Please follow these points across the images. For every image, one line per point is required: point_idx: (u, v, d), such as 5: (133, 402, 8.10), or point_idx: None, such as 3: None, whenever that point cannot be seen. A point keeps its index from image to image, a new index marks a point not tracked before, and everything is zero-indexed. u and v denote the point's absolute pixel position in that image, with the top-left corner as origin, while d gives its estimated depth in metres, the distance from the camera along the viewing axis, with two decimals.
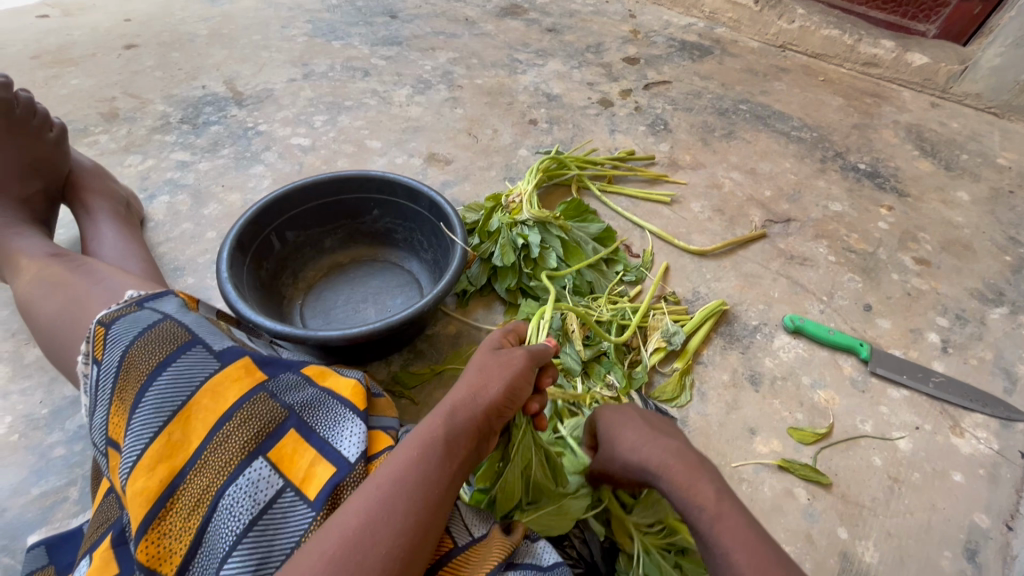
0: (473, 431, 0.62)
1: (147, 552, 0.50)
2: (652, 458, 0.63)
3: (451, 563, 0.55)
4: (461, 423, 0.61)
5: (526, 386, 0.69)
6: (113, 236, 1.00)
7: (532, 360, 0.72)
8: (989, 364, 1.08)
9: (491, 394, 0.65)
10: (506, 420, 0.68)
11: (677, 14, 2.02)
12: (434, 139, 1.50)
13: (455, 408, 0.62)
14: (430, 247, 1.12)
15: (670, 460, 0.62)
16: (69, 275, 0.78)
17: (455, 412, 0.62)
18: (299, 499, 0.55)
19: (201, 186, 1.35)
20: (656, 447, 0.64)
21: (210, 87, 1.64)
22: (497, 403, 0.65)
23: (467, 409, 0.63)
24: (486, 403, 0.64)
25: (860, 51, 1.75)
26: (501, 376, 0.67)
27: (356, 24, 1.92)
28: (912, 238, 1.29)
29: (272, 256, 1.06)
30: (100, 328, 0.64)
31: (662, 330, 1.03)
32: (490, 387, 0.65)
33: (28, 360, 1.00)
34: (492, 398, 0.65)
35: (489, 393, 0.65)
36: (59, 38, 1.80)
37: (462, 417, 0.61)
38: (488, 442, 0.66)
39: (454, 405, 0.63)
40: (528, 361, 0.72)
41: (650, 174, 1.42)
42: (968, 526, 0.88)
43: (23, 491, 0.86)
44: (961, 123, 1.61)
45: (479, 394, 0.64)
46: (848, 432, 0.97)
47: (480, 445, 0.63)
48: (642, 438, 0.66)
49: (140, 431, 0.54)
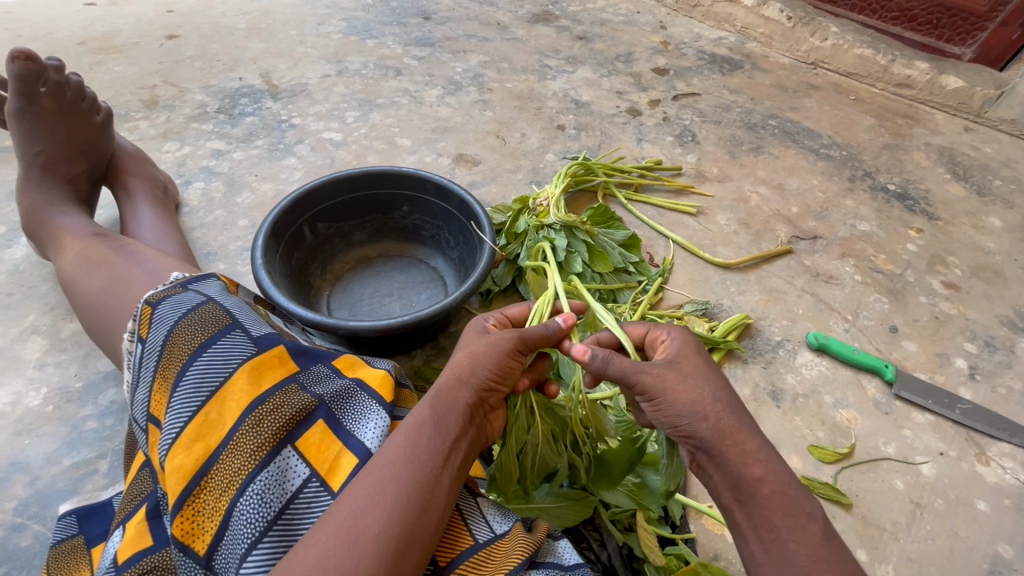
0: (463, 410, 0.59)
1: (182, 527, 0.52)
2: (746, 445, 0.54)
3: (474, 557, 0.56)
4: (448, 404, 0.59)
5: (519, 364, 0.64)
6: (151, 218, 1.03)
7: (524, 343, 0.64)
8: (1018, 394, 1.06)
9: (477, 372, 0.61)
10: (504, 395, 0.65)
11: (709, 27, 2.02)
12: (463, 139, 1.52)
13: (438, 390, 0.60)
14: (456, 245, 1.13)
15: (766, 474, 0.53)
16: (112, 255, 0.80)
17: (438, 394, 0.59)
18: (324, 490, 0.55)
19: (235, 175, 1.39)
20: (753, 454, 0.53)
21: (247, 79, 1.68)
22: (486, 380, 0.61)
23: (454, 389, 0.60)
24: (472, 381, 0.61)
25: (893, 72, 1.74)
26: (488, 356, 0.62)
27: (390, 24, 1.95)
28: (941, 261, 1.28)
29: (303, 247, 1.08)
30: (147, 307, 0.66)
31: None
32: (476, 366, 0.61)
33: (64, 334, 1.03)
34: (479, 376, 0.61)
35: (474, 373, 0.61)
36: (105, 26, 1.85)
37: (447, 397, 0.59)
38: (486, 419, 0.64)
39: (441, 386, 0.61)
40: (519, 344, 0.63)
41: (676, 185, 1.42)
42: (991, 556, 0.86)
43: (55, 460, 0.88)
44: (995, 149, 1.59)
45: (465, 374, 0.61)
46: (870, 453, 0.96)
47: (477, 422, 0.61)
48: (731, 407, 0.56)
49: (181, 409, 0.56)
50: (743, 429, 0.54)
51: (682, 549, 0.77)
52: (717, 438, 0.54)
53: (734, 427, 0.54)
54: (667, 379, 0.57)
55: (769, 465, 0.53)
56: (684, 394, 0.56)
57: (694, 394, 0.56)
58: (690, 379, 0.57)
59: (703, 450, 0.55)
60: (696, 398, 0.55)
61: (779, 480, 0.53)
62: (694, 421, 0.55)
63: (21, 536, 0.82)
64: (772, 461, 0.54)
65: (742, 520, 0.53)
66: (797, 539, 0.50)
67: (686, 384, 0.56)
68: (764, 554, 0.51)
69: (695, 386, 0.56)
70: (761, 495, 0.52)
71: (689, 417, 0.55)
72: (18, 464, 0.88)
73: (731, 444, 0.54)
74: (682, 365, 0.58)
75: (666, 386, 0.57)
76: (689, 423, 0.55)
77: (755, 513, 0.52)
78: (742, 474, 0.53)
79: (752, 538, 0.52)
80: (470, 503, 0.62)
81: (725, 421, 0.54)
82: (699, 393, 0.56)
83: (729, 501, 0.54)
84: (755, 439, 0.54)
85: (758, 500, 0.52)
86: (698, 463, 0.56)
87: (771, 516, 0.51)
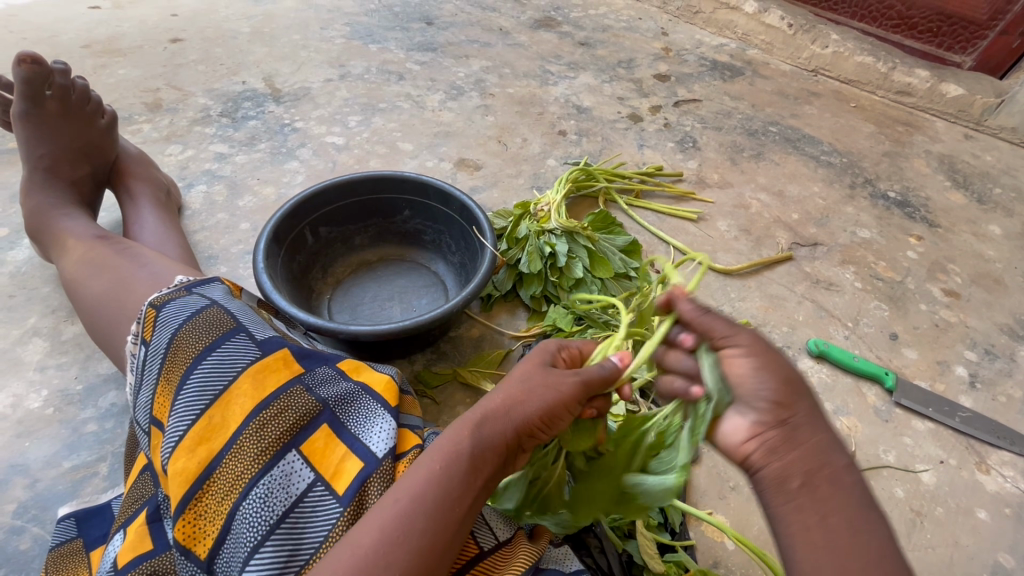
0: (501, 446, 0.56)
1: (184, 531, 0.52)
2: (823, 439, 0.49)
3: (481, 563, 0.57)
4: (487, 437, 0.55)
5: (571, 413, 0.58)
6: (154, 221, 1.03)
7: (585, 390, 0.57)
8: (1019, 402, 1.06)
9: (527, 410, 0.56)
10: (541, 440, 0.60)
11: (710, 33, 2.03)
12: (465, 144, 1.52)
13: (483, 419, 0.56)
14: (458, 250, 1.13)
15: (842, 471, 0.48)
16: (115, 258, 0.81)
17: (481, 426, 0.55)
18: (327, 494, 0.55)
19: (238, 178, 1.39)
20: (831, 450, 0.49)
21: (250, 83, 1.69)
22: (533, 421, 0.56)
23: (497, 420, 0.56)
24: (520, 419, 0.56)
25: (894, 79, 1.74)
26: (543, 396, 0.56)
27: (392, 29, 1.96)
28: (941, 268, 1.28)
29: (305, 250, 1.08)
30: (150, 309, 0.66)
31: None
32: (529, 403, 0.56)
33: (65, 337, 1.03)
34: (528, 413, 0.56)
35: (524, 410, 0.56)
36: (109, 29, 1.86)
37: (489, 430, 0.56)
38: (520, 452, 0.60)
39: (483, 413, 0.57)
40: (581, 391, 0.57)
41: (677, 191, 1.42)
42: (991, 565, 0.86)
43: (55, 463, 0.88)
44: (995, 157, 1.60)
45: (514, 409, 0.56)
46: (870, 461, 0.96)
47: (511, 457, 0.58)
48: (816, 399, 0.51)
49: (183, 414, 0.56)
50: (822, 419, 0.50)
51: (682, 561, 0.76)
52: (813, 417, 0.50)
53: (816, 413, 0.50)
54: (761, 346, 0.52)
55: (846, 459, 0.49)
56: (779, 365, 0.51)
57: (780, 367, 0.51)
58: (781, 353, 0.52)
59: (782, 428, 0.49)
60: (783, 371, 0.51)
61: (852, 478, 0.49)
62: (774, 391, 0.50)
63: (19, 539, 0.82)
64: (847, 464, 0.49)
65: (806, 509, 0.47)
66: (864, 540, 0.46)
67: (775, 354, 0.52)
68: (825, 544, 0.46)
69: (786, 363, 0.52)
70: (827, 478, 0.48)
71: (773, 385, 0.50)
72: (18, 467, 0.88)
73: (809, 431, 0.49)
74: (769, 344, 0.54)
75: (759, 350, 0.51)
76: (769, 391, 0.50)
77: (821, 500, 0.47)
78: (815, 454, 0.49)
79: (816, 529, 0.47)
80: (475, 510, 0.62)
81: (807, 406, 0.50)
82: (787, 370, 0.51)
83: (797, 486, 0.48)
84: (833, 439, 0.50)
85: (822, 482, 0.48)
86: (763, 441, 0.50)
87: (833, 502, 0.47)
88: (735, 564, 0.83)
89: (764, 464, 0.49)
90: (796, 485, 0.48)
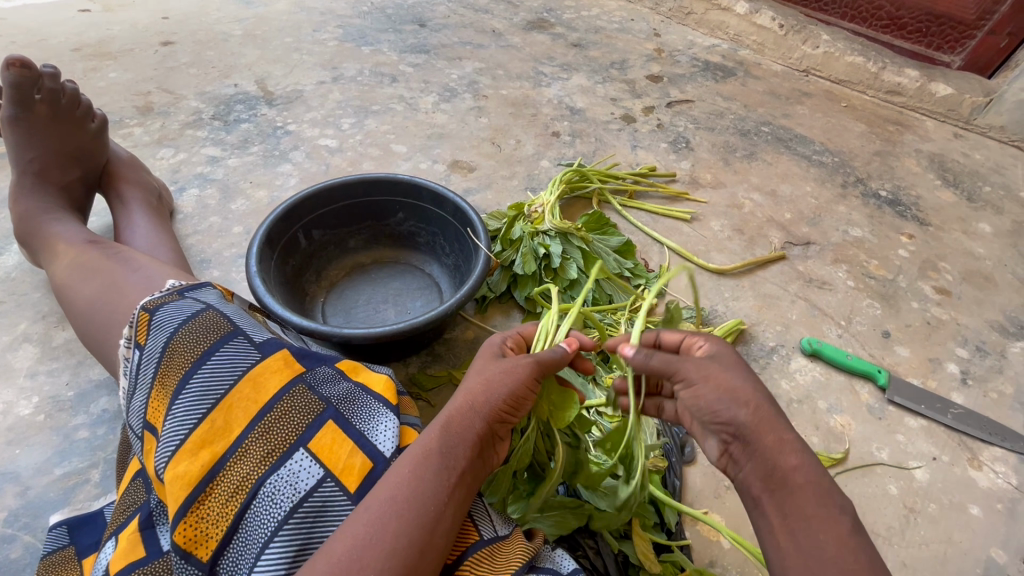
0: (472, 441, 0.58)
1: (185, 534, 0.51)
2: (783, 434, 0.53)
3: (473, 556, 0.56)
4: (457, 434, 0.57)
5: (533, 391, 0.63)
6: (145, 225, 1.02)
7: (540, 369, 0.63)
8: (1009, 399, 1.07)
9: (492, 401, 0.59)
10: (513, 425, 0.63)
11: (702, 34, 2.04)
12: (458, 146, 1.52)
13: (449, 420, 0.58)
14: (452, 252, 1.13)
15: (795, 465, 0.52)
16: (106, 262, 0.80)
17: (450, 423, 0.58)
18: (337, 489, 0.55)
19: (230, 182, 1.38)
20: (784, 449, 0.53)
21: (242, 85, 1.68)
22: (499, 410, 0.60)
23: (466, 416, 0.58)
24: (486, 411, 0.59)
25: (884, 79, 1.76)
26: (505, 382, 0.61)
27: (385, 31, 1.96)
28: (933, 266, 1.29)
29: (297, 254, 1.07)
30: (144, 314, 0.65)
31: None
32: (493, 394, 0.60)
33: (56, 343, 1.02)
34: (492, 405, 0.60)
35: (489, 401, 0.59)
36: (99, 33, 1.85)
37: (458, 428, 0.57)
38: (494, 450, 0.62)
39: (451, 414, 0.59)
40: (536, 370, 0.63)
41: (670, 191, 1.43)
42: (985, 560, 0.87)
43: (46, 470, 0.88)
44: (984, 155, 1.61)
45: (479, 402, 0.59)
46: (864, 459, 0.97)
47: (485, 453, 0.60)
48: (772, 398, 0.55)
49: (183, 418, 0.55)
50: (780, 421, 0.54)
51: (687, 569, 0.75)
52: (753, 424, 0.53)
53: (772, 416, 0.54)
54: (716, 365, 0.57)
55: (805, 456, 0.53)
56: (725, 382, 0.55)
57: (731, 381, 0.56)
58: (739, 370, 0.56)
59: (738, 439, 0.54)
60: (735, 387, 0.55)
61: (811, 472, 0.52)
62: (733, 408, 0.54)
63: (10, 547, 0.81)
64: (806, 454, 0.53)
65: (773, 512, 0.52)
66: (827, 528, 0.49)
67: (729, 373, 0.56)
68: (792, 543, 0.50)
69: (737, 373, 0.56)
70: (784, 483, 0.52)
71: (723, 404, 0.55)
72: (8, 475, 0.87)
73: (768, 432, 0.53)
74: (722, 357, 0.58)
75: (712, 374, 0.56)
76: (726, 412, 0.54)
77: (785, 501, 0.51)
78: (771, 462, 0.52)
79: (781, 528, 0.51)
80: (477, 503, 0.63)
81: (753, 412, 0.54)
82: (739, 382, 0.56)
83: (760, 490, 0.53)
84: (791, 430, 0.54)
85: (781, 488, 0.52)
86: (730, 455, 0.56)
87: (796, 503, 0.51)
88: (731, 563, 0.83)
89: (734, 472, 0.55)
90: (757, 492, 0.53)
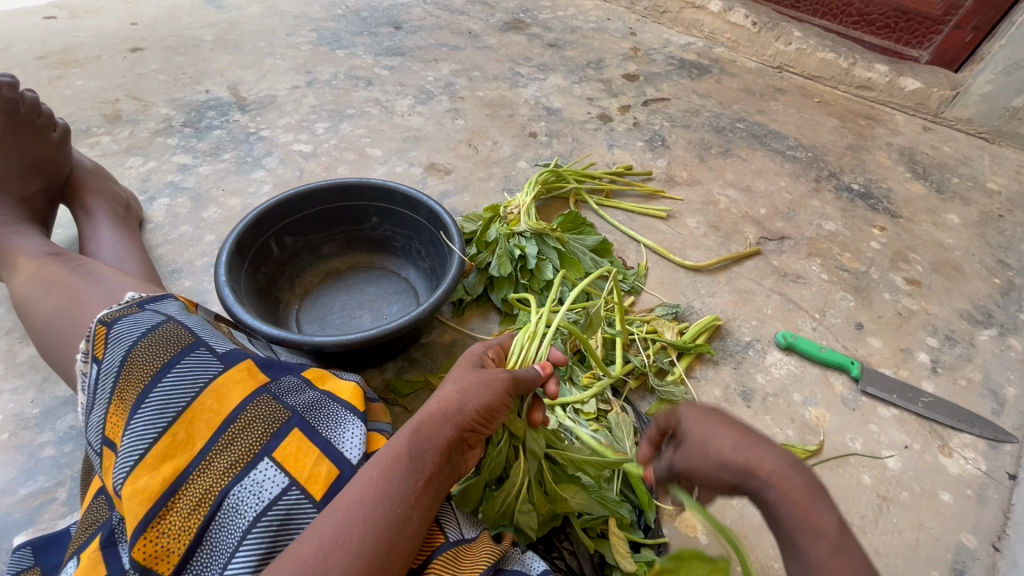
0: (442, 446, 0.59)
1: (144, 550, 0.50)
2: (763, 468, 0.51)
3: (437, 560, 0.56)
4: (427, 438, 0.58)
5: (507, 402, 0.65)
6: (111, 237, 1.00)
7: (514, 384, 0.67)
8: (978, 385, 1.09)
9: (462, 408, 0.61)
10: (485, 434, 0.65)
11: (677, 33, 2.06)
12: (434, 149, 1.52)
13: (421, 424, 0.59)
14: (427, 255, 1.13)
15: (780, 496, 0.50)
16: (67, 275, 0.78)
17: (420, 428, 0.59)
18: (303, 498, 0.55)
19: (202, 190, 1.36)
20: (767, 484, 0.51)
21: (214, 91, 1.66)
22: (469, 417, 0.61)
23: (436, 422, 0.60)
24: (457, 417, 0.61)
25: (855, 75, 1.79)
26: (478, 392, 0.63)
27: (360, 34, 1.95)
28: (904, 258, 1.31)
29: (270, 261, 1.06)
30: (101, 327, 0.64)
31: (655, 362, 1.04)
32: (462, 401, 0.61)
33: (21, 359, 1.00)
34: (463, 411, 0.61)
35: (459, 408, 0.61)
36: (65, 40, 1.81)
37: (429, 432, 0.59)
38: (463, 456, 0.63)
39: (422, 419, 0.60)
40: (510, 385, 0.66)
41: (647, 190, 1.44)
42: (956, 545, 0.89)
43: (10, 491, 0.85)
44: (953, 147, 1.65)
45: (449, 408, 0.61)
46: (838, 450, 0.98)
47: (454, 458, 0.61)
48: (747, 437, 0.54)
49: (142, 432, 0.54)
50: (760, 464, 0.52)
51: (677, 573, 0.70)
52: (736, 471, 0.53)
53: (743, 452, 0.53)
54: (690, 445, 0.57)
55: (778, 480, 0.50)
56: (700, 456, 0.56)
57: (704, 452, 0.56)
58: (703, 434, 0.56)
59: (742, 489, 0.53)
60: (708, 454, 0.55)
61: (791, 494, 0.49)
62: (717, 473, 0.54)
63: None
64: (786, 472, 0.50)
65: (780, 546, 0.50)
66: (813, 551, 0.47)
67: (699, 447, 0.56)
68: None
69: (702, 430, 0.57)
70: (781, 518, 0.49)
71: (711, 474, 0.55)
72: None
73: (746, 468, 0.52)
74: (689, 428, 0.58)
75: (693, 459, 0.56)
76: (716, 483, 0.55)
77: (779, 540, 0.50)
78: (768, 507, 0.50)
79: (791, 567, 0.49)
80: (444, 506, 0.63)
81: (728, 471, 0.53)
82: (709, 449, 0.55)
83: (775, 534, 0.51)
84: (767, 457, 0.52)
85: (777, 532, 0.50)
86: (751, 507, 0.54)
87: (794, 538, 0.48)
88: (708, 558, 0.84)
89: None
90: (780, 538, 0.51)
